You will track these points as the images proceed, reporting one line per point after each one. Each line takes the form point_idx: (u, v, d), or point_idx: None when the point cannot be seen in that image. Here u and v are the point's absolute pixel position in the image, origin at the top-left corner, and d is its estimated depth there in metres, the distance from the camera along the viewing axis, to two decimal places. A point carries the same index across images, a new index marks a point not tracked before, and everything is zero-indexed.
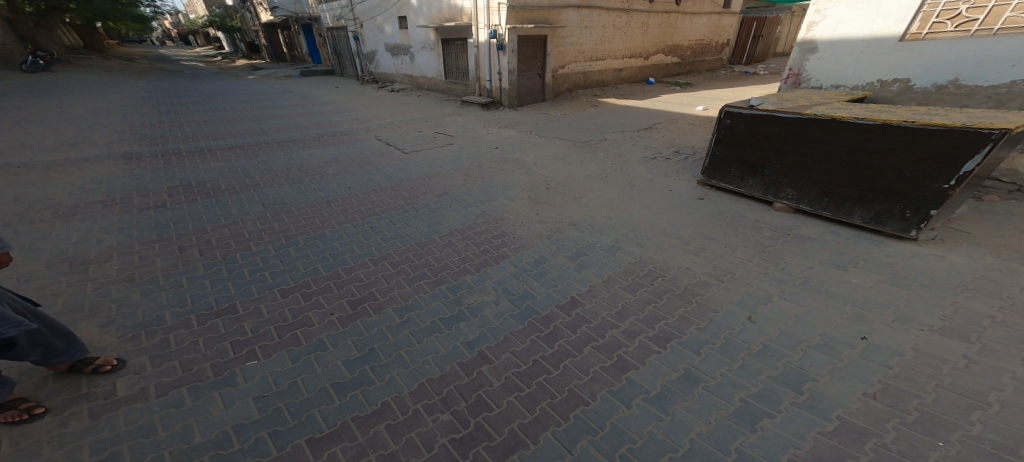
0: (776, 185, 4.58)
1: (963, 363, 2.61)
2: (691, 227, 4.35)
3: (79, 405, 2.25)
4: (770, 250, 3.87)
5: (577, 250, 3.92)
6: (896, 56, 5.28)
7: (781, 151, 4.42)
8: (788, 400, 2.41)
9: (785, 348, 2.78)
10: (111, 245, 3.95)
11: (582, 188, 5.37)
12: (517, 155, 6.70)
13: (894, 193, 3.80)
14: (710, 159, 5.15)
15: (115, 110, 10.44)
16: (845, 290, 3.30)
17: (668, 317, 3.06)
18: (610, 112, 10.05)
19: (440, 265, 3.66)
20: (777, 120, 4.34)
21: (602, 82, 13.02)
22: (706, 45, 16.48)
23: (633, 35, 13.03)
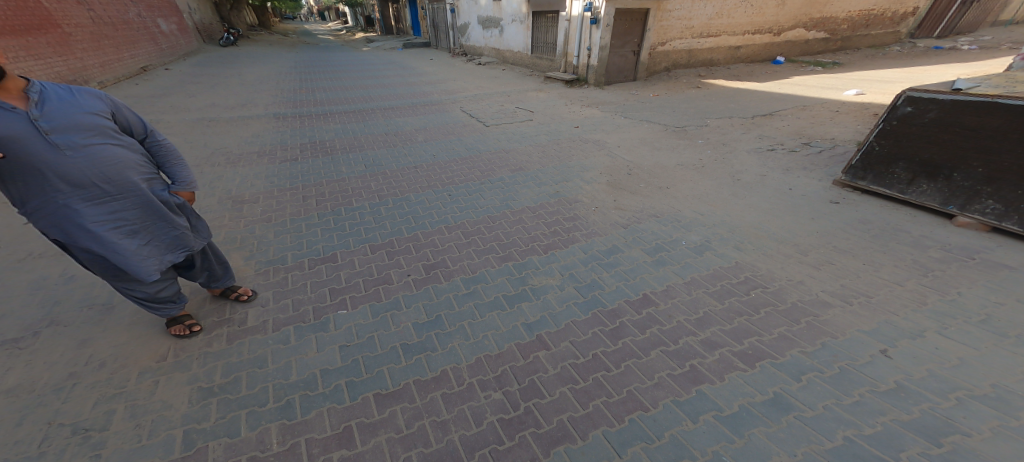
0: (969, 194, 3.65)
1: None
2: (809, 233, 3.73)
3: (220, 328, 2.73)
4: (916, 274, 3.16)
5: (656, 245, 3.63)
6: None
7: (988, 150, 3.48)
8: (918, 451, 1.98)
9: (929, 392, 2.26)
10: (252, 190, 4.68)
11: (680, 178, 4.91)
12: (598, 136, 6.39)
13: None
14: (864, 155, 4.30)
15: (266, 77, 12.23)
16: (1021, 336, 2.57)
17: (764, 334, 2.69)
18: (716, 95, 9.00)
19: (509, 242, 3.68)
20: (1000, 109, 3.40)
21: (714, 61, 11.65)
22: (870, 16, 13.58)
23: (762, 7, 11.33)
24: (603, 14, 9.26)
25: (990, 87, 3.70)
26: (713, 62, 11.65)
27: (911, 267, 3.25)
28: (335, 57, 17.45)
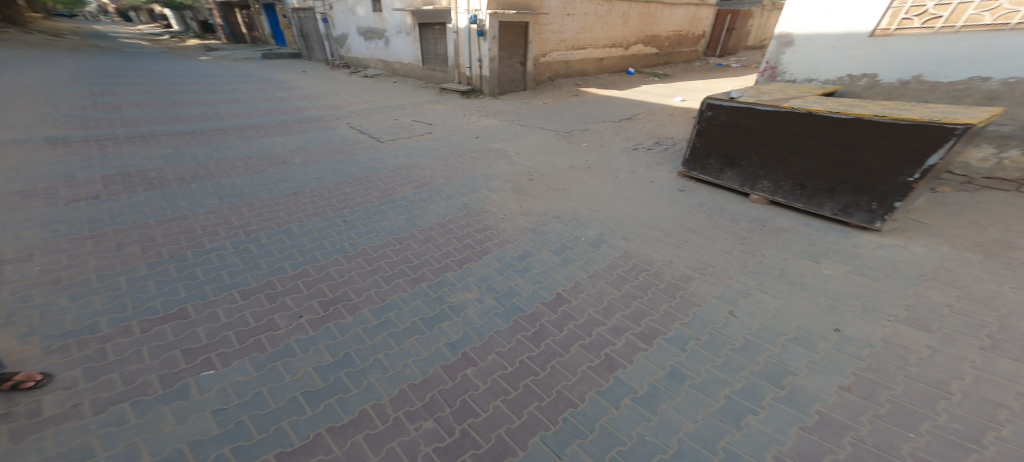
0: (754, 177, 4.62)
1: (927, 353, 2.68)
2: (673, 219, 4.34)
3: (29, 429, 2.06)
4: (747, 243, 3.91)
5: (562, 244, 3.85)
6: (871, 50, 5.38)
7: (760, 142, 4.44)
8: (771, 395, 2.44)
9: (770, 341, 2.82)
10: (63, 241, 3.68)
11: (572, 179, 5.29)
12: (498, 145, 6.55)
13: (861, 186, 3.89)
14: (691, 151, 5.17)
15: (72, 93, 9.75)
16: (817, 282, 3.36)
17: (654, 313, 3.05)
18: (591, 102, 9.99)
19: (420, 262, 3.54)
20: (758, 112, 4.36)
21: (584, 71, 12.91)
22: (684, 36, 16.53)
23: (615, 24, 12.99)
24: (489, 26, 9.60)
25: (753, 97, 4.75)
26: (583, 72, 12.89)
27: (745, 238, 4.01)
28: (178, 68, 14.77)
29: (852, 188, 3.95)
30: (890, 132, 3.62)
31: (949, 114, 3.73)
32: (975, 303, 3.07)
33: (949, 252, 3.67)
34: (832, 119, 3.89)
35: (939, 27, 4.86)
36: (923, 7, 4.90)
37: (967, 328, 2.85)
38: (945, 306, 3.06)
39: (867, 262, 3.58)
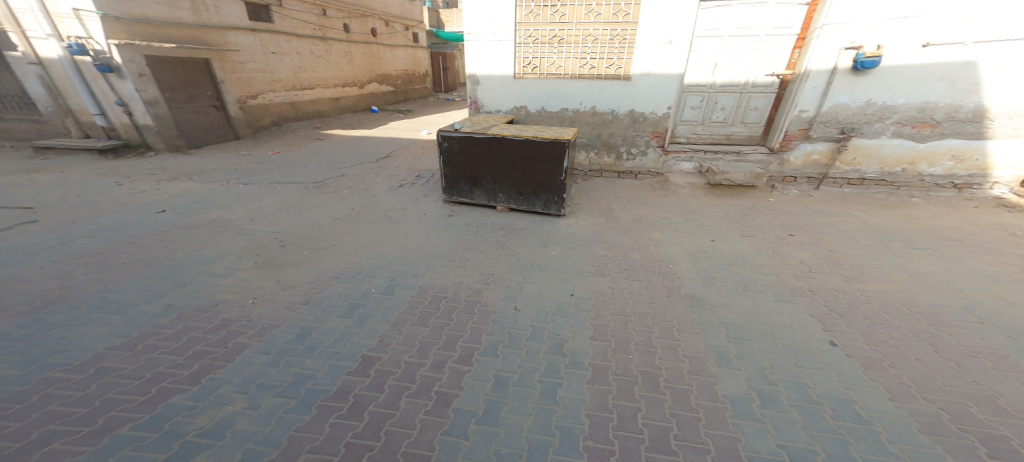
0: (487, 192, 5.00)
1: (633, 286, 3.88)
2: (454, 241, 4.54)
3: None
4: (507, 245, 4.43)
5: (350, 304, 3.47)
6: (522, 90, 5.70)
7: (479, 164, 4.82)
8: (564, 366, 2.98)
9: (544, 322, 3.41)
10: None
11: (342, 231, 4.80)
12: (214, 215, 5.15)
13: (545, 187, 4.72)
14: (445, 178, 5.11)
15: None
16: (553, 261, 4.21)
17: (463, 333, 3.20)
18: (341, 145, 9.41)
19: (102, 404, 2.49)
20: (477, 139, 4.66)
21: (320, 112, 11.96)
22: (411, 74, 16.74)
23: (339, 63, 12.47)
24: (120, 61, 7.16)
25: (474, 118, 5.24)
26: (319, 112, 11.93)
27: (509, 238, 4.58)
28: None
29: (543, 189, 4.75)
30: (540, 149, 4.49)
31: (557, 132, 4.78)
32: (630, 244, 4.55)
33: (610, 212, 5.25)
34: (509, 141, 4.55)
35: (563, 73, 5.54)
36: (554, 50, 5.44)
37: (641, 260, 4.27)
38: (627, 249, 4.46)
39: (588, 233, 4.75)
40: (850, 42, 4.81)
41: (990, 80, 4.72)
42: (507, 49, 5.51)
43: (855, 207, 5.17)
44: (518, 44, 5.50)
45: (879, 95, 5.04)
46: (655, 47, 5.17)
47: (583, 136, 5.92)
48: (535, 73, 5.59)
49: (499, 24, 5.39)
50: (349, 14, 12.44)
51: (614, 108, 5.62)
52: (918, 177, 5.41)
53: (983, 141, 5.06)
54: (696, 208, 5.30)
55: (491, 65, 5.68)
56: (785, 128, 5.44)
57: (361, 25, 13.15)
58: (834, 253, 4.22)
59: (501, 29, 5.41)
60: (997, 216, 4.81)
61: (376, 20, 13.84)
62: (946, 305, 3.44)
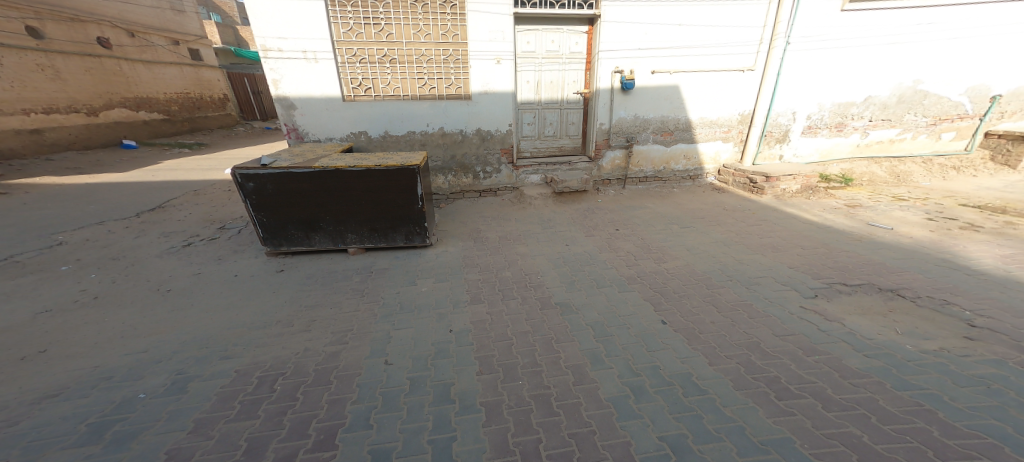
0: (334, 234, 4.21)
1: (508, 308, 3.82)
2: (291, 293, 3.67)
3: None
4: (367, 290, 3.85)
5: (91, 426, 2.37)
6: (355, 113, 5.06)
7: (316, 204, 4.00)
8: (455, 414, 2.67)
9: (422, 370, 3.02)
10: None
11: (50, 327, 3.05)
12: None
13: (405, 217, 4.33)
14: (262, 227, 4.00)
15: None
16: (425, 299, 3.84)
17: (318, 411, 2.58)
18: (63, 171, 6.39)
19: None
20: (299, 176, 3.81)
21: (3, 152, 7.49)
22: (199, 100, 12.41)
23: (35, 80, 7.99)
24: None
25: (306, 149, 4.41)
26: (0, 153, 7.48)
27: (372, 281, 3.99)
28: None
29: (401, 220, 4.33)
30: (388, 178, 4.05)
31: (404, 157, 4.40)
32: (501, 263, 4.54)
33: (479, 234, 5.16)
34: (349, 175, 3.93)
35: (402, 94, 5.20)
36: (385, 68, 5.05)
37: (513, 278, 4.27)
38: (499, 270, 4.41)
39: (461, 259, 4.57)
40: (615, 67, 5.71)
41: (693, 98, 6.16)
42: (326, 68, 4.80)
43: (642, 201, 6.20)
44: (340, 64, 4.87)
45: (640, 111, 6.08)
46: (489, 67, 5.34)
47: (436, 159, 5.69)
48: (365, 94, 5.04)
49: (310, 39, 4.64)
50: (43, 14, 8.15)
51: (462, 128, 5.58)
52: (672, 173, 6.76)
53: (696, 145, 6.61)
54: (554, 211, 5.80)
55: (305, 86, 4.82)
56: (594, 139, 6.17)
57: (77, 30, 8.80)
58: (646, 241, 4.96)
59: (313, 45, 4.68)
60: (711, 195, 6.41)
61: (108, 26, 9.44)
62: (711, 270, 4.31)
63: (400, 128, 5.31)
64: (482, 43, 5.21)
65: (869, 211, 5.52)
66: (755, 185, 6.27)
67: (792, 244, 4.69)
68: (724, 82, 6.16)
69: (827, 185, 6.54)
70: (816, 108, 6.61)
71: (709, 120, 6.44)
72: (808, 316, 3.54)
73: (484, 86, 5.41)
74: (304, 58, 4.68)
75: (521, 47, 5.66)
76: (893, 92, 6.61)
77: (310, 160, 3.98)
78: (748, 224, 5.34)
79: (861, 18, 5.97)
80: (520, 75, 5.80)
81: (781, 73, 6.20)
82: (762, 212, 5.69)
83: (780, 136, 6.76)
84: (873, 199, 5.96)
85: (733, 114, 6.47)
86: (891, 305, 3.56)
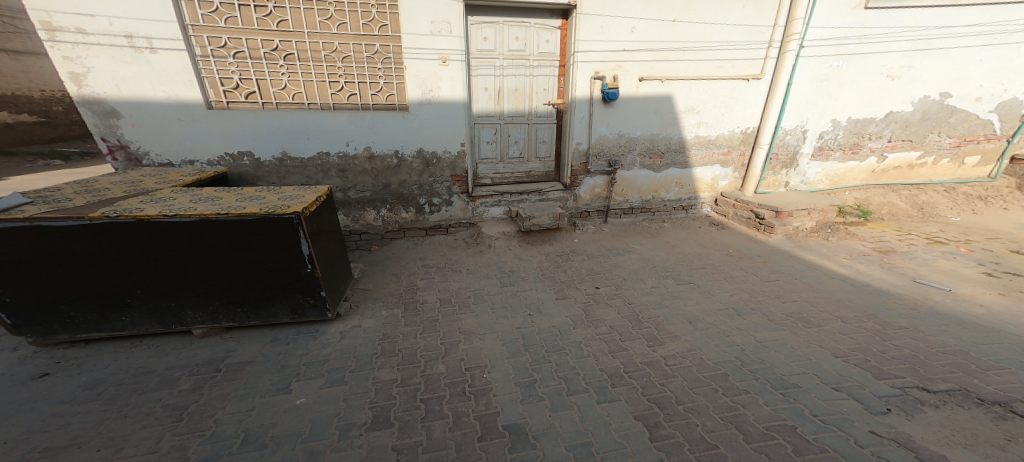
0: (165, 312, 2.71)
1: (426, 436, 2.44)
2: (41, 424, 2.22)
3: None
4: (194, 408, 2.41)
5: None
6: (226, 127, 3.48)
7: (119, 270, 2.51)
8: None
9: None
10: None
11: None
12: None
13: (286, 285, 2.81)
14: (13, 312, 2.50)
15: None
16: (292, 421, 2.42)
17: None
18: None
19: None
20: (55, 232, 2.34)
21: None
22: None
23: None
24: None
25: (130, 180, 2.94)
26: None
27: (210, 389, 2.54)
28: None
29: (279, 290, 2.81)
30: (242, 231, 2.54)
31: (289, 191, 2.88)
32: (436, 350, 3.17)
33: (410, 299, 3.78)
34: (172, 226, 2.45)
35: (309, 103, 3.69)
36: (280, 69, 3.54)
37: (449, 377, 2.91)
38: (434, 360, 3.07)
39: (376, 343, 3.16)
40: (594, 71, 4.49)
41: (688, 112, 4.91)
42: (170, 62, 3.23)
43: (629, 240, 4.96)
44: (198, 58, 3.33)
45: (624, 128, 4.85)
46: (429, 68, 3.95)
47: (364, 189, 4.18)
48: (242, 98, 3.52)
49: (136, 18, 3.07)
50: None
51: (397, 148, 4.13)
52: (662, 203, 5.56)
53: (691, 170, 5.39)
54: (524, 255, 4.55)
55: (135, 85, 3.22)
56: (569, 163, 4.89)
57: None
58: (636, 309, 3.72)
59: (143, 28, 3.10)
60: (710, 232, 5.20)
61: None
62: (725, 360, 3.11)
63: (305, 148, 3.75)
64: (421, 37, 3.83)
65: (907, 260, 4.21)
66: (758, 222, 5.15)
67: (830, 313, 3.50)
68: (730, 95, 4.91)
69: (844, 220, 5.23)
70: (829, 125, 5.23)
71: (708, 139, 5.18)
72: (885, 453, 2.29)
73: (424, 93, 4.01)
74: (128, 46, 3.11)
75: (475, 44, 4.35)
76: (916, 107, 5.28)
77: (108, 200, 2.51)
78: (763, 276, 4.16)
79: (887, 19, 4.67)
80: (476, 81, 4.48)
81: (793, 81, 4.83)
82: (775, 259, 4.46)
83: (787, 160, 5.43)
84: (900, 242, 4.64)
85: (735, 131, 5.17)
86: (1004, 430, 2.35)
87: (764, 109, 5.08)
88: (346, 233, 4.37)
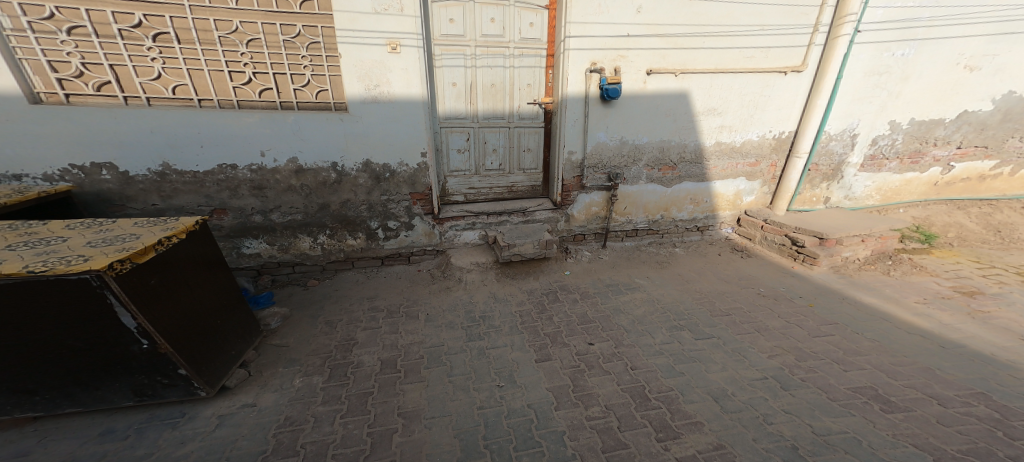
0: None
1: None
2: None
3: None
4: None
5: None
6: (63, 129, 2.54)
7: None
8: None
9: None
10: None
11: None
12: None
13: (113, 366, 1.95)
14: None
15: None
16: None
17: None
18: None
19: None
20: None
21: None
22: None
23: None
24: None
25: None
26: None
27: None
28: None
29: (105, 371, 1.95)
30: (11, 299, 1.71)
31: (122, 229, 2.03)
32: (359, 445, 2.26)
33: (334, 358, 2.87)
34: None
35: (198, 100, 2.74)
36: (147, 53, 2.59)
37: None
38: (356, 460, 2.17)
39: (271, 433, 2.26)
40: (590, 62, 3.52)
41: (709, 112, 3.90)
42: None
43: (633, 272, 4.15)
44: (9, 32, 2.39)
45: (628, 133, 3.88)
46: (372, 55, 2.96)
47: (292, 210, 3.17)
48: (90, 90, 2.58)
49: None
50: None
51: (336, 160, 3.12)
52: (672, 224, 4.65)
53: (709, 184, 4.41)
54: (506, 293, 3.73)
55: None
56: (559, 176, 3.94)
57: None
58: (641, 379, 2.82)
59: None
60: (731, 262, 4.35)
61: None
62: None
63: (200, 158, 2.81)
64: (361, 16, 2.86)
65: (1004, 306, 3.27)
66: (795, 250, 4.15)
67: (916, 388, 2.62)
68: (761, 90, 3.88)
69: (903, 247, 4.23)
70: (886, 128, 4.21)
71: (732, 146, 4.16)
72: None
73: (366, 89, 3.02)
74: None
75: (438, 25, 3.36)
76: (996, 106, 4.26)
77: None
78: (811, 331, 3.22)
79: None
80: (440, 73, 3.50)
81: (844, 73, 3.79)
82: (823, 302, 3.56)
83: (829, 172, 4.41)
84: (984, 279, 3.64)
85: (765, 137, 4.15)
86: None
87: (804, 109, 4.04)
88: (273, 266, 3.38)
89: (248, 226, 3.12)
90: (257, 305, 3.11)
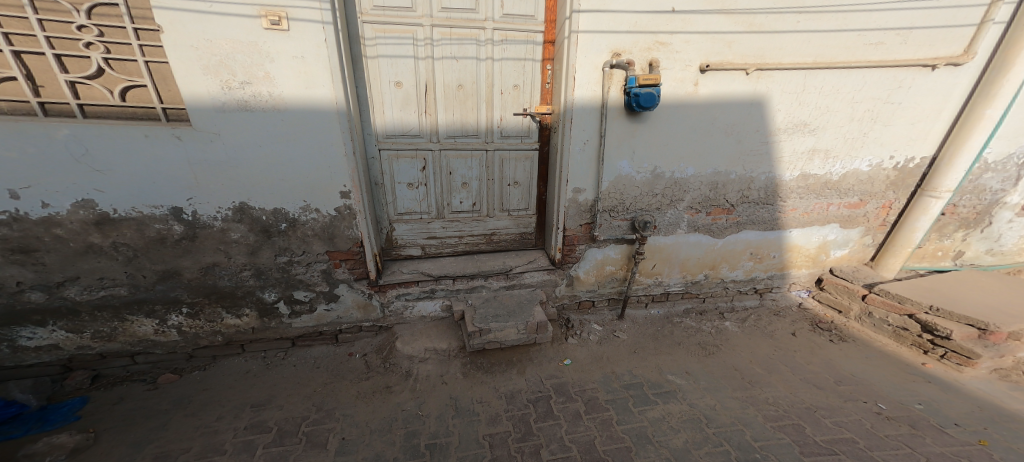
0: None
1: None
2: None
3: None
4: None
5: None
6: None
7: None
8: None
9: None
10: None
11: None
12: None
13: None
14: None
15: None
16: None
17: None
18: None
19: None
20: None
21: None
22: None
23: None
24: None
25: None
26: None
27: None
28: None
29: None
30: None
31: None
32: None
33: None
34: None
35: None
36: None
37: None
38: None
39: None
40: (612, 51, 2.21)
41: (796, 129, 2.52)
42: None
43: (663, 363, 2.74)
44: None
45: (665, 162, 2.53)
46: (233, 32, 1.72)
47: (107, 283, 1.98)
48: None
49: None
50: None
51: (182, 203, 1.91)
52: (720, 285, 3.26)
53: (786, 232, 3.00)
54: (473, 400, 2.37)
55: None
56: (558, 224, 2.63)
57: None
58: None
59: None
60: (816, 349, 2.90)
61: None
62: None
63: None
64: None
65: None
66: (927, 341, 2.76)
67: None
68: (880, 97, 2.48)
69: None
70: None
71: (826, 181, 2.75)
72: None
73: (225, 88, 1.78)
74: None
75: None
76: None
77: None
78: None
79: None
80: (375, 67, 2.25)
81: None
82: (1003, 438, 2.15)
83: (973, 217, 2.97)
84: None
85: (875, 167, 2.74)
86: None
87: (954, 124, 2.64)
88: (92, 358, 2.17)
89: (21, 307, 1.93)
90: (38, 427, 1.92)
